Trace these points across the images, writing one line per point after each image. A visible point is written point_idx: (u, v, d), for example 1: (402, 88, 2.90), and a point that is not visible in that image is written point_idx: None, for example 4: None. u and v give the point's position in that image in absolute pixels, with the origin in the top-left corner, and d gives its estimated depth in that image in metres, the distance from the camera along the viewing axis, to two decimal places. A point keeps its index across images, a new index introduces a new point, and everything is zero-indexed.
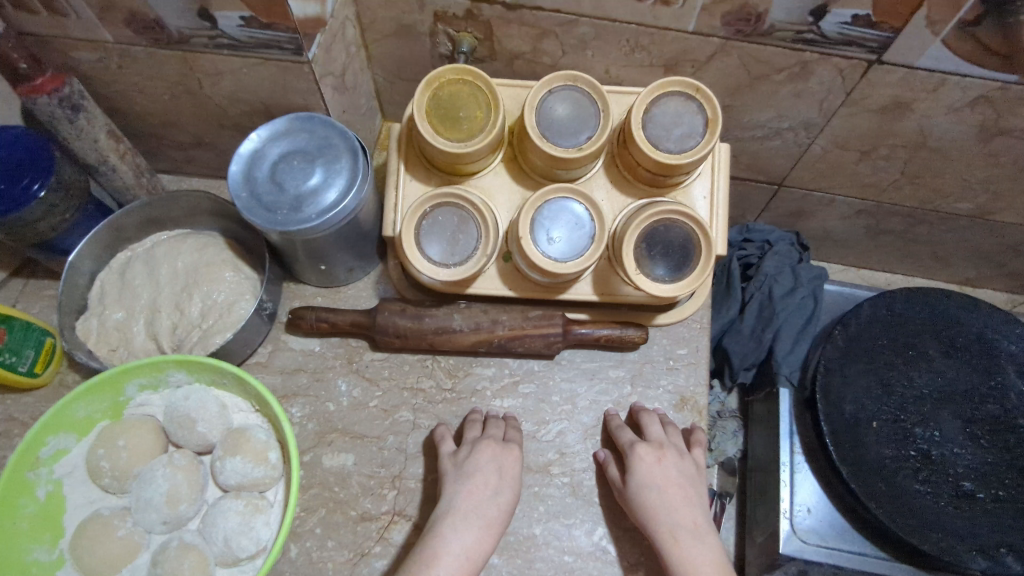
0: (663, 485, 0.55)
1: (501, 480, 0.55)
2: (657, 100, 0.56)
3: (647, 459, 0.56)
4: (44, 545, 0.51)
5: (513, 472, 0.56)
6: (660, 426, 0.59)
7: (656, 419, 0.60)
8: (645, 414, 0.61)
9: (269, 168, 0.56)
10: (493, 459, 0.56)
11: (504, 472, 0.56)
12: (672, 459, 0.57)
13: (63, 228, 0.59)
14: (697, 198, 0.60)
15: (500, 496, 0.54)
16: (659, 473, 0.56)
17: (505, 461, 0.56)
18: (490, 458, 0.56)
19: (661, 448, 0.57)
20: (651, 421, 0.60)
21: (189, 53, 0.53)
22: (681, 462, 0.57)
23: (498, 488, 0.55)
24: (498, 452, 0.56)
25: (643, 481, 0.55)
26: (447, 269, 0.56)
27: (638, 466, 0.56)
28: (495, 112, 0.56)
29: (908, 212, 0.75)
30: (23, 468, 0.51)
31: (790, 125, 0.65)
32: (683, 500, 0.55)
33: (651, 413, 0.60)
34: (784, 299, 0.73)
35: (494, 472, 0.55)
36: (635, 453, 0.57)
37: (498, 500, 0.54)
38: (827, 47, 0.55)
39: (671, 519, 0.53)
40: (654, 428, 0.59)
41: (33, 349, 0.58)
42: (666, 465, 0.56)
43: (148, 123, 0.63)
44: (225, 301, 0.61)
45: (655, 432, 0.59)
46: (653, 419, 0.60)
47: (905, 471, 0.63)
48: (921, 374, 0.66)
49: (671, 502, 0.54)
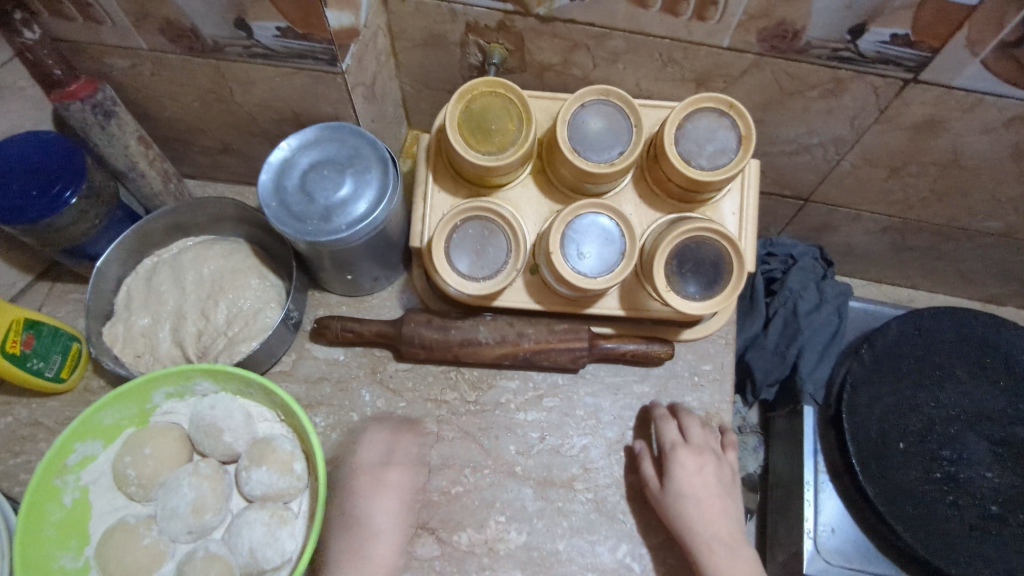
0: (701, 495, 0.55)
1: (384, 513, 0.57)
2: (690, 115, 0.56)
3: (688, 466, 0.56)
4: (70, 552, 0.51)
5: (394, 502, 0.58)
6: (701, 429, 0.59)
7: (697, 421, 0.60)
8: (686, 414, 0.60)
9: (299, 177, 0.56)
10: (368, 489, 0.58)
11: (384, 502, 0.57)
12: (712, 467, 0.57)
13: (92, 234, 0.59)
14: (726, 214, 0.60)
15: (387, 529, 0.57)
16: (698, 482, 0.56)
17: (381, 492, 0.58)
18: (370, 488, 0.58)
19: (701, 455, 0.57)
20: (692, 423, 0.59)
21: (221, 62, 0.53)
22: (720, 470, 0.57)
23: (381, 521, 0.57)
24: (381, 484, 0.58)
25: (682, 489, 0.55)
26: (475, 283, 0.56)
27: (678, 474, 0.56)
28: (527, 125, 0.55)
29: (936, 230, 0.74)
30: (51, 475, 0.51)
31: (820, 141, 0.64)
32: (720, 509, 0.55)
33: (690, 414, 0.60)
34: (809, 316, 0.73)
35: (373, 504, 0.57)
36: (676, 460, 0.56)
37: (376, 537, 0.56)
38: (864, 65, 0.54)
39: (709, 530, 0.54)
40: (695, 432, 0.59)
41: (60, 354, 0.58)
42: (705, 474, 0.56)
43: (176, 129, 0.63)
44: (251, 309, 0.61)
45: (696, 437, 0.58)
46: (694, 420, 0.59)
47: (932, 494, 0.62)
48: (948, 395, 0.66)
49: (709, 513, 0.55)
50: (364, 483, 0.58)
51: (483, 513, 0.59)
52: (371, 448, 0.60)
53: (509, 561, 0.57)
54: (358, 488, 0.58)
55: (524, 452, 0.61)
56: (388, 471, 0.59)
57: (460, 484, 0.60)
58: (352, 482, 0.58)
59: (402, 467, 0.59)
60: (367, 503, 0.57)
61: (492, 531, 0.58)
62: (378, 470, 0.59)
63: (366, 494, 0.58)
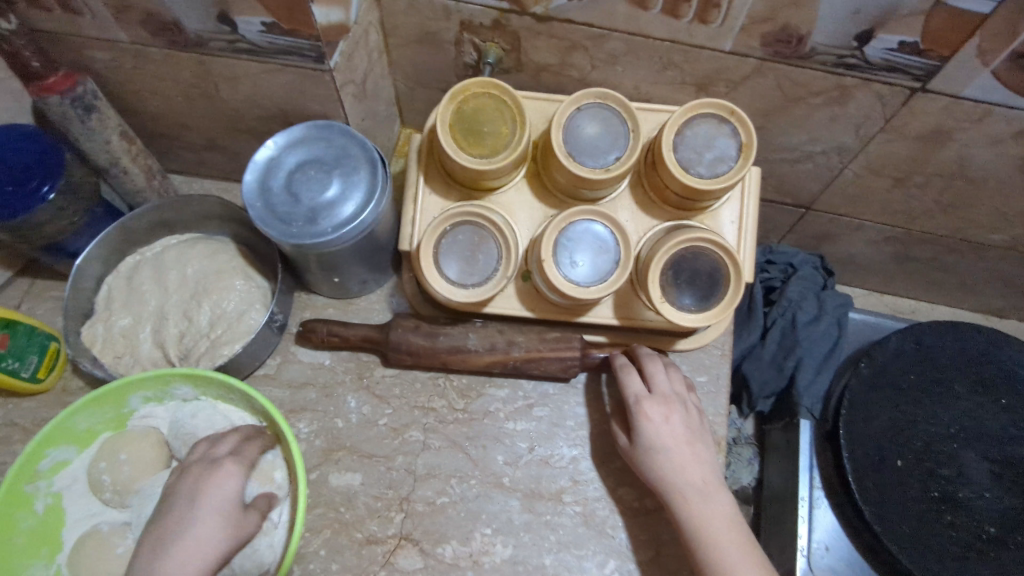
0: (672, 446, 0.54)
1: (207, 507, 0.47)
2: (689, 121, 0.54)
3: (655, 418, 0.55)
4: (41, 560, 0.50)
5: (226, 496, 0.48)
6: (665, 374, 0.57)
7: (661, 365, 0.57)
8: (650, 359, 0.58)
9: (284, 177, 0.54)
10: (189, 486, 0.48)
11: (206, 497, 0.47)
12: (680, 415, 0.55)
13: (71, 231, 0.57)
14: (724, 223, 0.58)
15: (209, 525, 0.46)
16: (667, 433, 0.54)
17: (217, 486, 0.48)
18: (195, 483, 0.48)
19: (667, 404, 0.55)
20: (655, 369, 0.57)
21: (205, 57, 0.51)
22: (688, 416, 0.56)
23: (207, 509, 0.47)
24: (200, 472, 0.49)
25: (651, 442, 0.54)
26: (464, 290, 0.54)
27: (646, 427, 0.55)
28: (521, 128, 0.54)
29: (939, 241, 0.73)
30: (21, 481, 0.50)
31: (823, 149, 0.63)
32: (692, 456, 0.54)
33: (654, 359, 0.58)
34: (807, 327, 0.71)
35: (201, 495, 0.47)
36: (642, 414, 0.55)
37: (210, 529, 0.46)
38: (870, 73, 0.52)
39: (682, 478, 0.53)
40: (659, 379, 0.57)
41: (36, 354, 0.56)
42: (673, 423, 0.55)
43: (160, 124, 0.61)
44: (234, 310, 0.59)
45: (661, 384, 0.56)
46: (658, 366, 0.57)
47: (928, 513, 0.61)
48: (946, 412, 0.64)
49: (680, 461, 0.54)
50: (193, 481, 0.48)
51: (470, 526, 0.57)
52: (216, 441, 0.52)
53: None
54: (188, 480, 0.49)
55: (512, 463, 0.59)
56: (218, 465, 0.49)
57: (445, 494, 0.58)
58: (190, 472, 0.49)
59: (239, 460, 0.50)
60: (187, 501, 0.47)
61: (477, 544, 0.56)
62: (212, 465, 0.49)
63: (186, 492, 0.48)
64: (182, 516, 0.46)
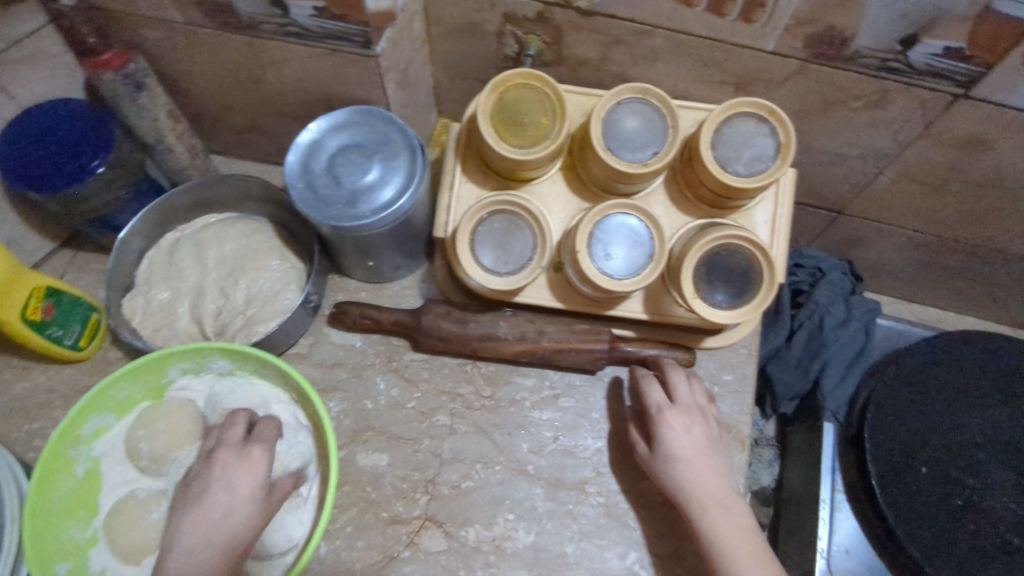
0: (692, 456, 0.54)
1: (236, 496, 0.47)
2: (729, 119, 0.54)
3: (676, 427, 0.55)
4: (78, 522, 0.51)
5: (257, 484, 0.48)
6: (687, 386, 0.58)
7: (683, 376, 0.58)
8: (673, 370, 0.59)
9: (326, 161, 0.55)
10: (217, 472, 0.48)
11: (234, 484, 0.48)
12: (700, 426, 0.55)
13: (117, 205, 0.59)
14: (758, 222, 0.58)
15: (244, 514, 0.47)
16: (687, 442, 0.54)
17: (245, 475, 0.48)
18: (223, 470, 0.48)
19: (688, 414, 0.56)
20: (677, 381, 0.58)
21: (255, 39, 0.52)
22: (709, 427, 0.56)
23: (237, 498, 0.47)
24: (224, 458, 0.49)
25: (671, 451, 0.54)
26: (500, 278, 0.55)
27: (667, 436, 0.55)
28: (561, 120, 0.54)
29: (971, 250, 0.72)
30: (63, 445, 0.51)
31: (859, 153, 0.63)
32: (711, 468, 0.54)
33: (678, 370, 0.59)
34: (835, 331, 0.71)
35: (233, 485, 0.47)
36: (663, 422, 0.55)
37: (243, 518, 0.47)
38: (913, 77, 0.52)
39: (701, 488, 0.53)
40: (681, 390, 0.57)
41: (79, 324, 0.58)
42: (694, 433, 0.55)
43: (205, 104, 0.62)
44: (271, 290, 0.60)
45: (683, 395, 0.57)
46: (681, 378, 0.58)
47: (951, 521, 0.61)
48: (973, 420, 0.64)
49: (700, 471, 0.54)
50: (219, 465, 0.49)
51: (493, 511, 0.58)
52: (237, 426, 0.52)
53: (516, 561, 0.56)
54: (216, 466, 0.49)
55: (537, 451, 0.60)
56: (247, 452, 0.49)
57: (470, 479, 0.59)
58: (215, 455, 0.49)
59: (266, 445, 0.50)
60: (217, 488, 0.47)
61: (500, 529, 0.57)
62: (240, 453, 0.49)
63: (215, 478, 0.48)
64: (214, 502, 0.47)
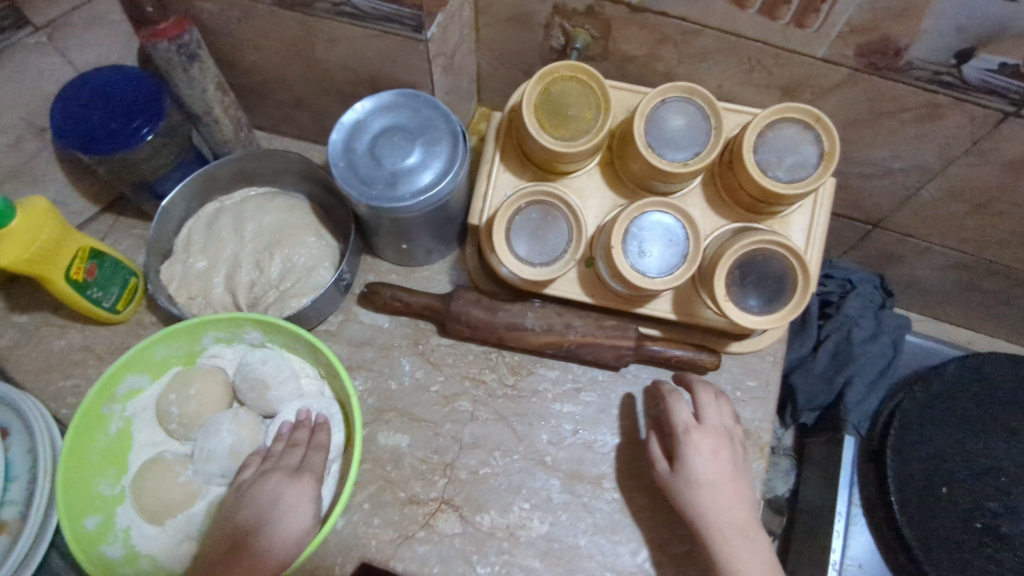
0: (717, 481, 0.53)
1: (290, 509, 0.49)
2: (774, 124, 0.54)
3: (703, 451, 0.54)
4: (109, 478, 0.53)
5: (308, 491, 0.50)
6: (716, 407, 0.57)
7: (713, 397, 0.57)
8: (702, 389, 0.58)
9: (369, 141, 0.55)
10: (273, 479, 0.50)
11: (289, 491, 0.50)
12: (728, 451, 0.54)
13: (162, 172, 0.60)
14: (794, 230, 0.58)
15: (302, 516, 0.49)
16: (714, 468, 0.53)
17: (297, 484, 0.50)
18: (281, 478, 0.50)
19: (717, 438, 0.55)
20: (707, 402, 0.57)
21: (309, 18, 0.53)
22: (735, 453, 0.55)
23: (292, 511, 0.49)
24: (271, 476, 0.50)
25: (696, 475, 0.53)
26: (532, 269, 0.55)
27: (693, 459, 0.54)
28: (605, 115, 0.54)
29: (1009, 273, 0.71)
30: (100, 402, 0.52)
31: (903, 167, 0.62)
32: (736, 496, 0.53)
33: (707, 389, 0.58)
34: (863, 345, 0.71)
35: (279, 496, 0.49)
36: (691, 445, 0.54)
37: (298, 526, 0.48)
38: (964, 92, 0.51)
39: (724, 517, 0.52)
40: (710, 412, 0.56)
41: (118, 286, 0.59)
42: (721, 459, 0.54)
43: (252, 78, 0.63)
44: (305, 265, 0.61)
45: (711, 417, 0.56)
46: (709, 398, 0.57)
47: (973, 546, 0.60)
48: (1002, 445, 0.63)
49: (724, 498, 0.53)
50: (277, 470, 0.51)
51: (509, 498, 0.58)
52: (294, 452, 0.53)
53: (529, 549, 0.56)
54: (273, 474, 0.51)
55: (556, 443, 0.61)
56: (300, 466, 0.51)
57: (488, 465, 0.59)
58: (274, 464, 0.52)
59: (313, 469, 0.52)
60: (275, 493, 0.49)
61: (515, 517, 0.58)
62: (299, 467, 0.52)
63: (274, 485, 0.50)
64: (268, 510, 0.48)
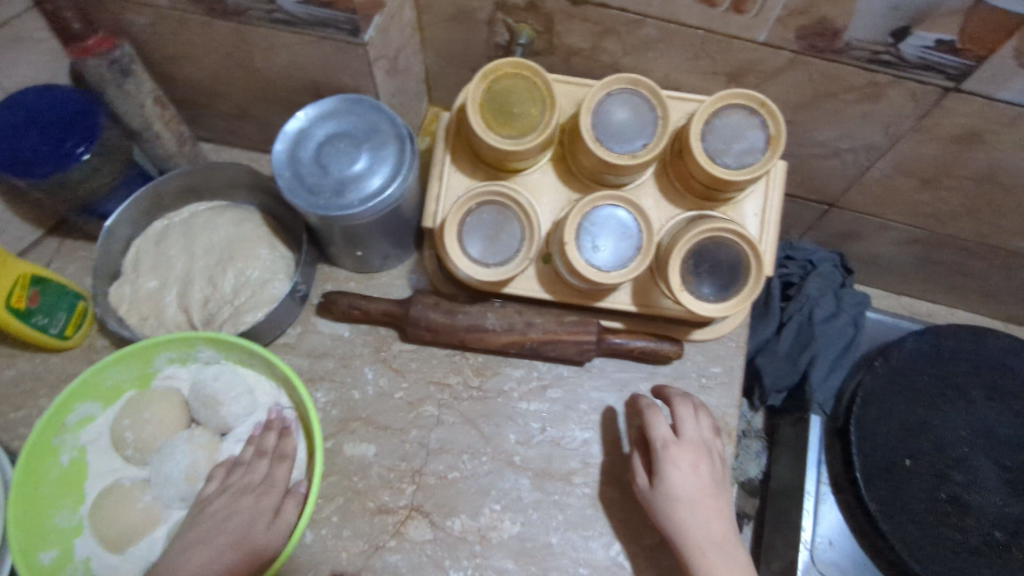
0: (696, 497, 0.52)
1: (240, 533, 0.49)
2: (719, 111, 0.54)
3: (681, 466, 0.53)
4: (65, 510, 0.51)
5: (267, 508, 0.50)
6: (694, 421, 0.56)
7: (691, 410, 0.56)
8: (680, 402, 0.57)
9: (314, 149, 0.54)
10: (226, 503, 0.50)
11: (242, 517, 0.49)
12: (707, 465, 0.54)
13: (104, 192, 0.58)
14: (748, 215, 0.58)
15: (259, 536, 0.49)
16: (693, 484, 0.53)
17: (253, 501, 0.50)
18: (235, 498, 0.50)
19: (695, 453, 0.54)
20: (685, 415, 0.56)
21: (242, 26, 0.52)
22: (714, 467, 0.54)
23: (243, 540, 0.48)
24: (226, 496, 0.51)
25: (674, 491, 0.52)
26: (487, 269, 0.55)
27: (672, 475, 0.53)
28: (550, 110, 0.54)
29: (962, 245, 0.72)
30: (49, 433, 0.51)
31: (851, 146, 0.62)
32: (714, 511, 0.52)
33: (685, 401, 0.57)
34: (824, 325, 0.72)
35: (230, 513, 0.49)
36: (669, 459, 0.53)
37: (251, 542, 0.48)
38: (904, 70, 0.52)
39: (703, 534, 0.51)
40: (688, 425, 0.55)
41: (65, 311, 0.58)
42: (700, 473, 0.53)
43: (193, 91, 0.62)
44: (259, 279, 0.60)
45: (690, 431, 0.55)
46: (688, 410, 0.56)
47: (936, 515, 0.61)
48: (960, 415, 0.65)
49: (703, 514, 0.52)
50: (232, 490, 0.51)
51: (479, 501, 0.58)
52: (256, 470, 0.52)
53: (502, 550, 0.56)
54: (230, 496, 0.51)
55: (524, 442, 0.60)
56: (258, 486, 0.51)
57: (457, 469, 0.59)
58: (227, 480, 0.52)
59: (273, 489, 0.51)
60: (226, 520, 0.49)
61: (486, 519, 0.57)
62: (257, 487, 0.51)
63: (226, 509, 0.50)
64: (219, 535, 0.48)
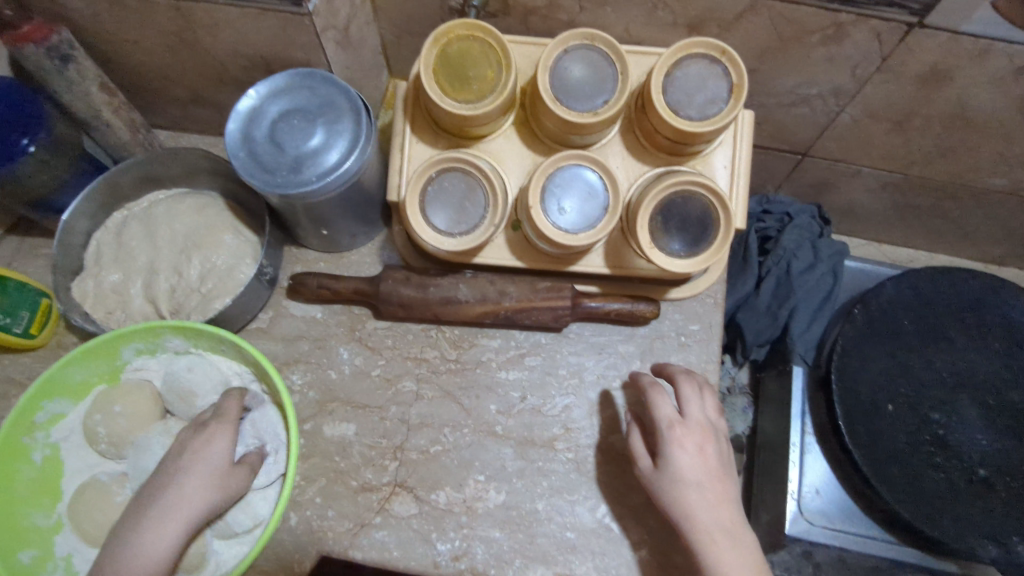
0: (702, 479, 0.51)
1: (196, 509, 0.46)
2: (679, 62, 0.52)
3: (688, 448, 0.52)
4: (42, 509, 0.51)
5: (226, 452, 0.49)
6: (699, 400, 0.54)
7: (696, 389, 0.55)
8: (684, 381, 0.55)
9: (268, 127, 0.53)
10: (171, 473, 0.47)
11: (200, 494, 0.47)
12: (714, 447, 0.52)
13: (56, 185, 0.57)
14: (717, 168, 0.57)
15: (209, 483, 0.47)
16: (699, 466, 0.51)
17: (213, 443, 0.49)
18: (184, 469, 0.47)
19: (702, 434, 0.52)
20: (690, 395, 0.54)
21: (181, 3, 0.50)
22: (721, 449, 0.53)
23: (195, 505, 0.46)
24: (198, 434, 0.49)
25: (680, 473, 0.51)
26: (452, 239, 0.54)
27: (678, 457, 0.51)
28: (507, 72, 0.52)
29: (938, 187, 0.72)
30: (18, 432, 0.51)
31: (819, 92, 0.61)
32: (722, 495, 0.51)
33: (691, 381, 0.55)
34: (803, 275, 0.72)
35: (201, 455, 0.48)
36: (675, 441, 0.52)
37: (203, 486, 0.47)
38: (866, 7, 0.50)
39: (711, 518, 0.50)
40: (693, 406, 0.54)
41: (28, 310, 0.57)
42: (707, 455, 0.52)
43: (141, 75, 0.60)
44: (225, 265, 0.59)
45: (695, 411, 0.53)
46: (693, 390, 0.55)
47: (920, 458, 0.62)
48: (940, 357, 0.65)
49: (710, 497, 0.51)
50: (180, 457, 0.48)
51: (463, 473, 0.58)
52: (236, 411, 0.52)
53: (488, 520, 0.56)
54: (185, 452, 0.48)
55: (505, 412, 0.60)
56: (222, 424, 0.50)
57: (438, 443, 0.59)
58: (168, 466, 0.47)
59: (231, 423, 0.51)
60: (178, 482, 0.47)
61: (471, 491, 0.57)
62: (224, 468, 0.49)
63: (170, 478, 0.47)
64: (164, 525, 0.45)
